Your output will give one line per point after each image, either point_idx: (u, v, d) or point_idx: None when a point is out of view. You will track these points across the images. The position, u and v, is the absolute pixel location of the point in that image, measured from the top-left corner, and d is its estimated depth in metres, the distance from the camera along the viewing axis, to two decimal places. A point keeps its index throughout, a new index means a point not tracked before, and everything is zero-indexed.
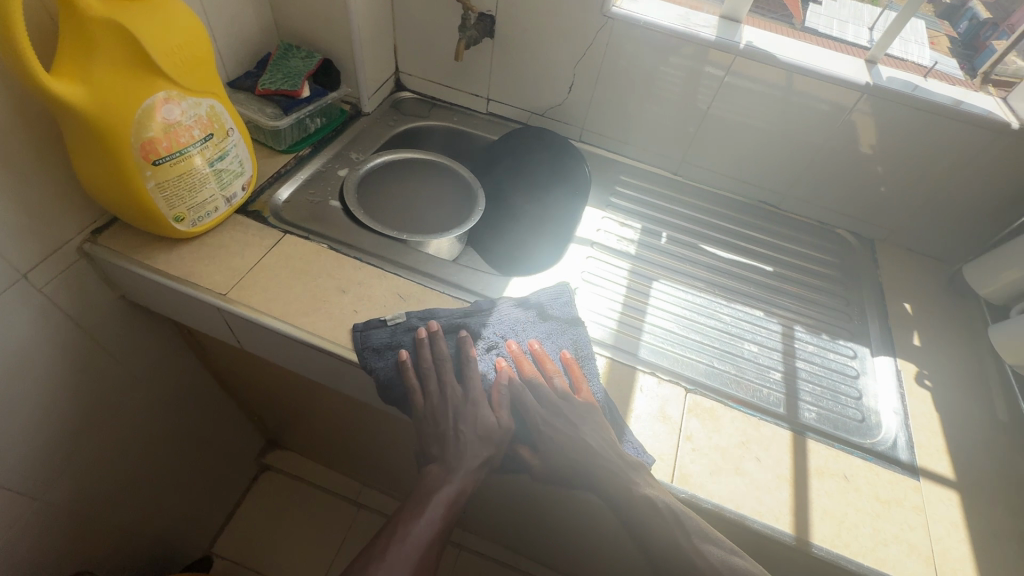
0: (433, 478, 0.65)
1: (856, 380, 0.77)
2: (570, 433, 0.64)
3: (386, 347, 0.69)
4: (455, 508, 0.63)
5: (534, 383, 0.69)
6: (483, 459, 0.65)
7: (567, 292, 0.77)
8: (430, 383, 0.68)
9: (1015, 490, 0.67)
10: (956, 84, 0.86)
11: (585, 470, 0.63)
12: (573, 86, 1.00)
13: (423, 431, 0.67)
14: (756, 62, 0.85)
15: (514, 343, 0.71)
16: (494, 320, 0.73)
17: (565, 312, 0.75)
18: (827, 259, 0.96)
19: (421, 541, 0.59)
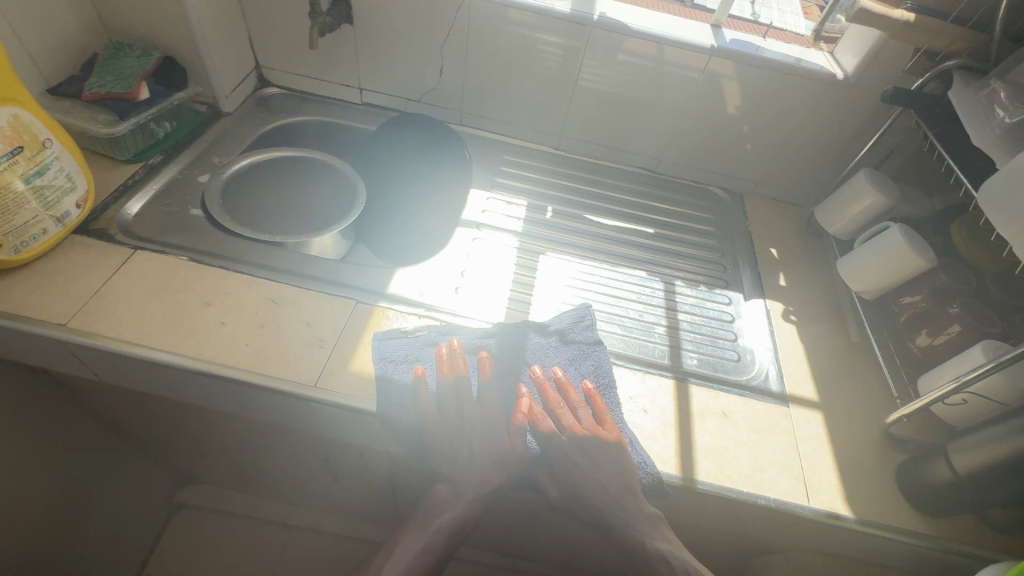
0: (434, 502, 0.71)
1: (732, 324, 0.83)
2: (592, 466, 0.67)
3: (403, 359, 0.68)
4: (453, 531, 0.71)
5: (557, 411, 0.70)
6: (478, 485, 0.68)
7: (590, 316, 0.76)
8: (449, 403, 0.69)
9: (866, 401, 0.75)
10: (792, 42, 0.94)
11: (586, 490, 0.68)
12: (444, 69, 0.98)
13: (432, 461, 0.69)
14: (611, 32, 0.87)
15: (537, 369, 0.72)
16: (479, 336, 0.73)
17: (587, 336, 0.74)
18: (702, 215, 1.02)
19: (412, 557, 0.71)
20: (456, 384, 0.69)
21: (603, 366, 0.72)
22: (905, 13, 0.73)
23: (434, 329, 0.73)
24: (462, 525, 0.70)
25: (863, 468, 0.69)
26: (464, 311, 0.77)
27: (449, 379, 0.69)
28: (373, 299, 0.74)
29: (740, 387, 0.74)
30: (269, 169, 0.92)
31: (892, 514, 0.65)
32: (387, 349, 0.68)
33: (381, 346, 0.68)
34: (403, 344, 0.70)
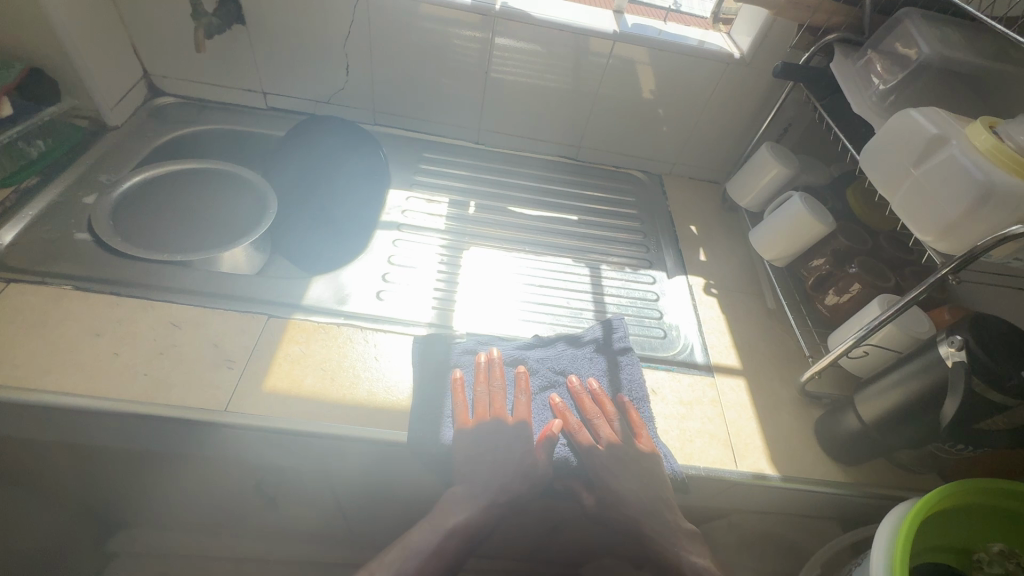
0: (450, 502, 0.65)
1: (656, 303, 0.85)
2: (625, 477, 0.65)
3: (441, 365, 0.69)
4: (470, 534, 0.65)
5: (593, 422, 0.68)
6: (495, 492, 0.64)
7: (623, 327, 0.76)
8: (481, 412, 0.67)
9: (783, 363, 0.79)
10: (692, 25, 0.96)
11: (617, 492, 0.65)
12: (350, 68, 0.95)
13: (451, 465, 0.64)
14: (514, 22, 0.87)
15: (575, 379, 0.71)
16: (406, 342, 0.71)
17: (621, 346, 0.74)
18: (625, 199, 1.04)
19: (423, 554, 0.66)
20: (490, 393, 0.68)
21: (638, 380, 0.71)
22: None
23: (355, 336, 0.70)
24: (475, 530, 0.65)
25: (784, 427, 0.72)
26: (388, 313, 0.74)
27: (493, 387, 0.68)
28: (288, 313, 0.71)
29: (666, 362, 0.75)
30: (168, 183, 0.86)
31: (812, 467, 0.69)
32: (347, 360, 0.67)
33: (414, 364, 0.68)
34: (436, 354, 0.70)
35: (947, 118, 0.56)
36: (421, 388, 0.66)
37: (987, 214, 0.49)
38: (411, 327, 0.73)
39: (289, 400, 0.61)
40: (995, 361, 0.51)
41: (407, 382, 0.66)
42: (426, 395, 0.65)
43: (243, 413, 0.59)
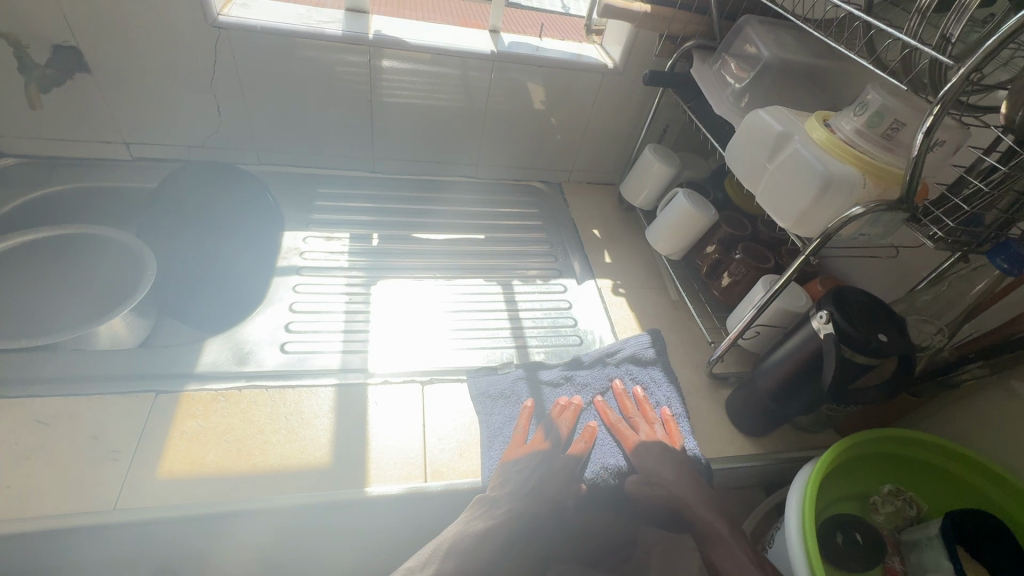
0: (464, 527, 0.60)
1: (569, 311, 0.87)
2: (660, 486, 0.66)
3: (503, 395, 0.72)
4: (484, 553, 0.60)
5: (635, 420, 0.72)
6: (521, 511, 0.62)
7: (655, 341, 0.82)
8: (550, 434, 0.69)
9: (692, 350, 0.84)
10: (567, 39, 1.00)
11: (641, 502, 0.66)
12: (223, 109, 0.89)
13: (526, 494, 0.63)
14: (391, 48, 0.86)
15: (620, 383, 0.77)
16: (319, 397, 0.67)
17: (652, 360, 0.80)
18: (530, 211, 1.06)
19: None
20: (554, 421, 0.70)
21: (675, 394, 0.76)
22: (643, 4, 0.81)
23: (259, 398, 0.65)
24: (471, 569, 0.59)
25: (699, 411, 0.77)
26: (293, 364, 0.70)
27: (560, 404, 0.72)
28: (179, 385, 0.65)
29: (603, 365, 0.79)
30: (28, 251, 0.78)
31: (727, 445, 0.74)
32: (254, 427, 0.62)
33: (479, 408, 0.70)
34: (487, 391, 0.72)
35: (789, 116, 0.62)
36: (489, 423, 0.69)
37: (831, 199, 0.55)
38: (320, 378, 0.69)
39: (192, 483, 0.56)
40: (857, 329, 0.56)
41: (324, 438, 0.63)
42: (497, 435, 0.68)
43: (137, 506, 0.54)
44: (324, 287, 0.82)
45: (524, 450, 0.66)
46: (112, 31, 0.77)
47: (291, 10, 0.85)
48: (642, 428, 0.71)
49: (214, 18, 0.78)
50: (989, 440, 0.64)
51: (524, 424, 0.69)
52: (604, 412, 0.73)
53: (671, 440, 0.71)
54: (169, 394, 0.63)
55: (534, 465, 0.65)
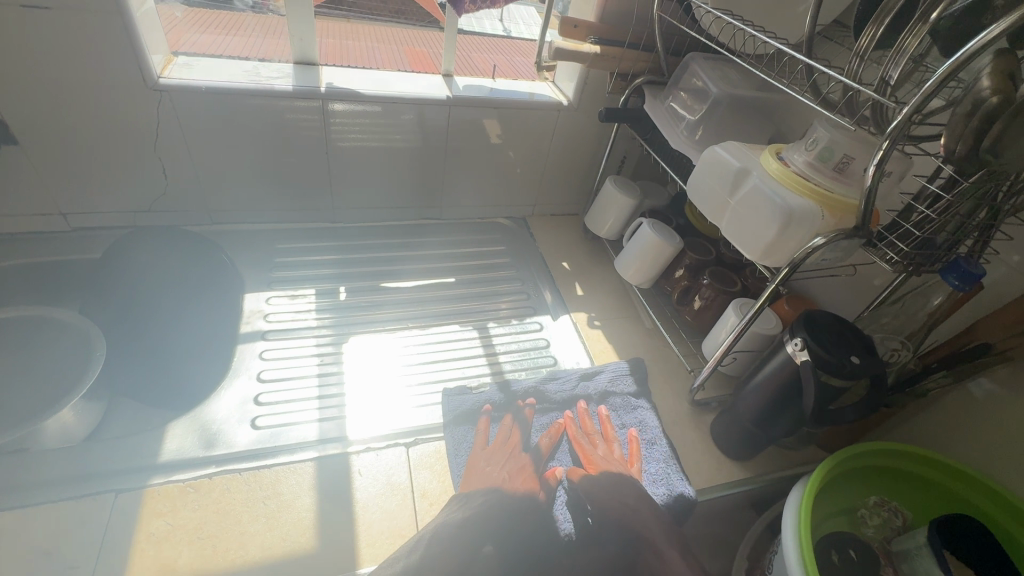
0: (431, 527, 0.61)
1: (548, 349, 0.87)
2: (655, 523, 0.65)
3: (475, 407, 0.74)
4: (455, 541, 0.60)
5: (594, 439, 0.74)
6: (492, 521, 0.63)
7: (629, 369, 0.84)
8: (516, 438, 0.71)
9: (672, 377, 0.85)
10: (520, 78, 1.01)
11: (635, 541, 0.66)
12: (169, 171, 0.85)
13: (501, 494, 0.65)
14: (345, 100, 0.84)
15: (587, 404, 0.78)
16: (298, 475, 0.63)
17: (630, 391, 0.81)
18: (498, 248, 1.06)
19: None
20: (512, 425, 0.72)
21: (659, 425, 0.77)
22: (592, 45, 0.83)
23: (233, 483, 0.61)
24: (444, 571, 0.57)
25: (685, 440, 0.77)
26: (270, 439, 0.66)
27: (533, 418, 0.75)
28: (141, 480, 0.60)
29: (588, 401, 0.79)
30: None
31: (717, 473, 0.74)
32: (230, 517, 0.58)
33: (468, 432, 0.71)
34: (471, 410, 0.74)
35: (745, 151, 0.65)
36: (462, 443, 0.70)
37: (795, 230, 0.57)
38: (298, 452, 0.65)
39: None
40: (832, 353, 0.58)
41: (308, 520, 0.60)
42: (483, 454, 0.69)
43: None
44: (292, 350, 0.78)
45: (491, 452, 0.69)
46: (41, 101, 0.72)
47: (237, 67, 0.82)
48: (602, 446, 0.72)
49: (154, 81, 0.75)
50: (960, 444, 0.67)
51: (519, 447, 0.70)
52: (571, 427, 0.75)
53: (626, 463, 0.72)
54: (132, 494, 0.59)
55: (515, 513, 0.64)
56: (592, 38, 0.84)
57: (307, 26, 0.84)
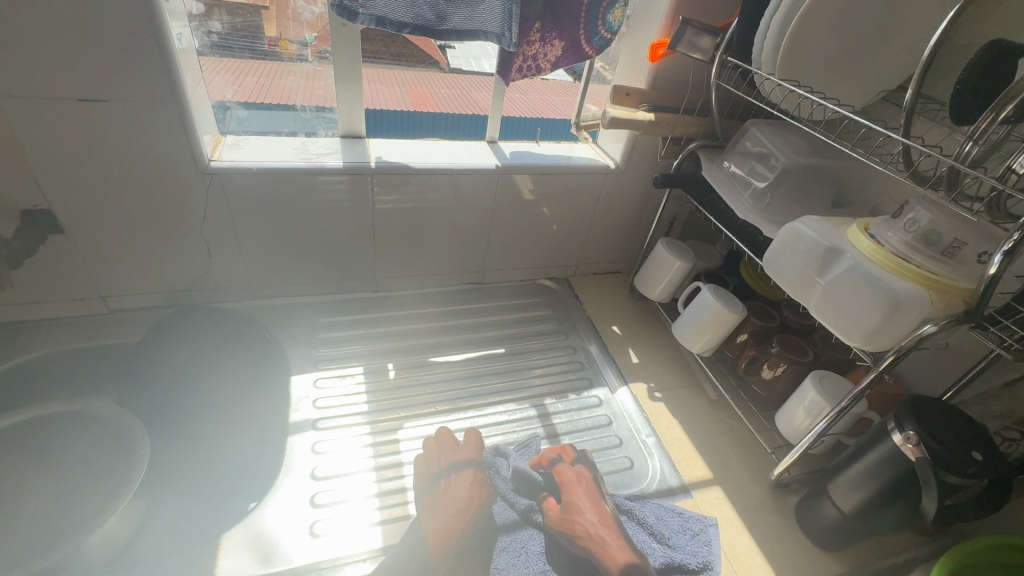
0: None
1: (610, 427, 0.82)
2: None
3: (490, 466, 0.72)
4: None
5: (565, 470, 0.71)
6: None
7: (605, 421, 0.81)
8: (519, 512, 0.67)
9: (745, 454, 0.80)
10: (562, 141, 1.00)
11: None
12: (215, 250, 0.82)
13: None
14: (395, 176, 0.82)
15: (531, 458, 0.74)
16: None
17: (700, 472, 0.77)
18: (543, 312, 1.02)
19: None
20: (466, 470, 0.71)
21: (732, 506, 0.73)
22: (646, 113, 0.82)
23: None
24: None
25: (770, 527, 0.72)
26: (337, 552, 0.62)
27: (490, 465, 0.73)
28: None
29: (659, 485, 0.74)
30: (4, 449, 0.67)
31: (811, 566, 0.68)
32: None
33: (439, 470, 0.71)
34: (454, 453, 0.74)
35: (829, 226, 0.62)
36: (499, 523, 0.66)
37: (900, 320, 0.53)
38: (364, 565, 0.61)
39: None
40: (949, 450, 0.53)
41: None
42: (446, 505, 0.67)
43: None
44: (347, 441, 0.74)
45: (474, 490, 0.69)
46: (92, 191, 0.70)
47: (286, 145, 0.81)
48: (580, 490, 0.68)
49: (205, 165, 0.73)
50: None
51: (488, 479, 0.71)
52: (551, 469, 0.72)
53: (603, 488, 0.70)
54: None
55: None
56: (644, 106, 0.83)
57: (355, 101, 0.83)
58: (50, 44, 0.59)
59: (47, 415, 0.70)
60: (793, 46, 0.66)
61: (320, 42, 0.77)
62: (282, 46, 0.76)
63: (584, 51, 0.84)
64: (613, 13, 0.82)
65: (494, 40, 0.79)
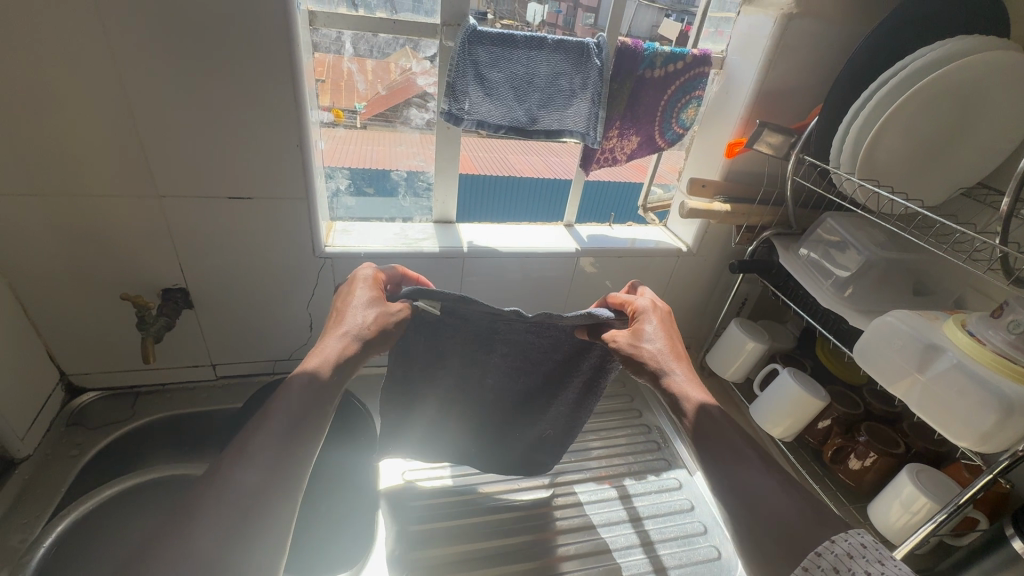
0: (495, 431, 0.73)
1: (694, 513, 0.81)
2: None
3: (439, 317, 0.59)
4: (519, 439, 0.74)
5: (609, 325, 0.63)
6: (496, 424, 0.73)
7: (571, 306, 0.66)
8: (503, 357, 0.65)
9: None
10: (632, 225, 1.06)
11: None
12: (316, 324, 0.89)
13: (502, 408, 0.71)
14: (485, 259, 0.89)
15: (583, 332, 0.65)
16: None
17: None
18: (615, 390, 1.04)
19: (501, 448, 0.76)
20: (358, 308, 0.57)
21: None
22: (722, 203, 0.86)
23: None
24: (496, 444, 0.75)
25: None
26: None
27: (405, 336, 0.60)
28: None
29: None
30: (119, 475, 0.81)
31: None
32: None
33: (344, 300, 0.59)
34: (371, 298, 0.58)
35: (922, 319, 0.63)
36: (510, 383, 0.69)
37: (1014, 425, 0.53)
38: None
39: None
40: None
41: None
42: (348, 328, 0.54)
43: None
44: (434, 514, 0.76)
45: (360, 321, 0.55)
46: (221, 272, 0.79)
47: (387, 230, 0.90)
48: (652, 320, 0.62)
49: (321, 250, 0.81)
50: None
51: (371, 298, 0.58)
52: (592, 331, 0.64)
53: (652, 326, 0.61)
54: None
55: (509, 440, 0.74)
56: (720, 197, 0.87)
57: (451, 192, 0.92)
58: (213, 154, 0.69)
59: (162, 479, 0.74)
60: (873, 149, 0.70)
61: (369, 108, 0.83)
62: (334, 113, 0.81)
63: (658, 144, 0.91)
64: (686, 111, 0.89)
65: (579, 138, 0.84)
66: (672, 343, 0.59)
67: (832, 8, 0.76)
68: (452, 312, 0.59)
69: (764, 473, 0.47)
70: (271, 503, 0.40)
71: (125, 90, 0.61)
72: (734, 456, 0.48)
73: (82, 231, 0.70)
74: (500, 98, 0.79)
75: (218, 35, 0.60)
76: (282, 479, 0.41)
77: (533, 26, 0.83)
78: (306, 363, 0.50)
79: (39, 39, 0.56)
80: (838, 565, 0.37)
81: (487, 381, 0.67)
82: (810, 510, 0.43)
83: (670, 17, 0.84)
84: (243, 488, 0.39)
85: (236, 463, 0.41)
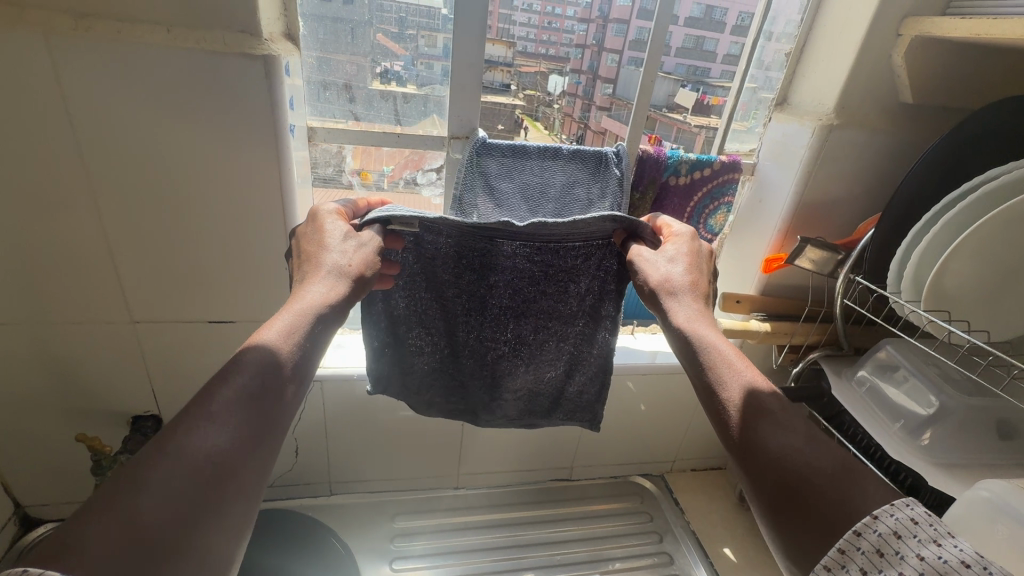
0: (506, 371, 0.66)
1: None
2: None
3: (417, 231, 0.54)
4: (529, 375, 0.67)
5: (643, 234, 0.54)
6: (504, 364, 0.65)
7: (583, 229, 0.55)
8: (493, 282, 0.59)
9: None
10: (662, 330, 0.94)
11: None
12: (301, 450, 0.80)
13: (508, 347, 0.64)
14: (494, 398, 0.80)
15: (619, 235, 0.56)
16: None
17: None
18: (640, 524, 0.90)
19: (511, 391, 0.68)
20: (318, 239, 0.47)
21: None
22: (759, 322, 0.77)
23: None
24: (507, 386, 0.67)
25: None
26: None
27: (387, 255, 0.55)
28: None
29: None
30: None
31: None
32: None
33: (306, 232, 0.49)
34: (331, 231, 0.48)
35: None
36: (506, 318, 0.62)
37: None
38: None
39: None
40: None
41: None
42: (313, 272, 0.45)
43: None
44: None
45: (326, 262, 0.45)
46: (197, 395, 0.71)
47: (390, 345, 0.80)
48: (678, 241, 0.53)
49: None
50: None
51: (326, 230, 0.48)
52: (631, 236, 0.54)
53: (679, 251, 0.52)
54: None
55: (522, 379, 0.67)
56: (757, 313, 0.78)
57: None
58: (191, 275, 0.62)
59: None
60: (942, 279, 0.60)
61: (397, 171, 0.74)
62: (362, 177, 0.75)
63: None
64: (715, 217, 0.79)
65: None
66: (689, 269, 0.50)
67: (876, 120, 0.69)
68: (428, 227, 0.53)
69: (785, 423, 0.39)
70: (241, 487, 0.32)
71: (99, 215, 0.56)
72: (749, 403, 0.41)
73: (44, 359, 0.64)
74: (510, 209, 0.70)
75: (201, 158, 0.55)
76: (254, 459, 0.34)
77: (554, 96, 0.78)
78: (259, 336, 0.39)
79: (8, 168, 0.52)
80: (883, 547, 0.29)
81: (483, 320, 0.61)
82: (842, 470, 0.35)
83: (686, 87, 0.75)
84: (210, 457, 0.32)
85: (203, 423, 0.33)
